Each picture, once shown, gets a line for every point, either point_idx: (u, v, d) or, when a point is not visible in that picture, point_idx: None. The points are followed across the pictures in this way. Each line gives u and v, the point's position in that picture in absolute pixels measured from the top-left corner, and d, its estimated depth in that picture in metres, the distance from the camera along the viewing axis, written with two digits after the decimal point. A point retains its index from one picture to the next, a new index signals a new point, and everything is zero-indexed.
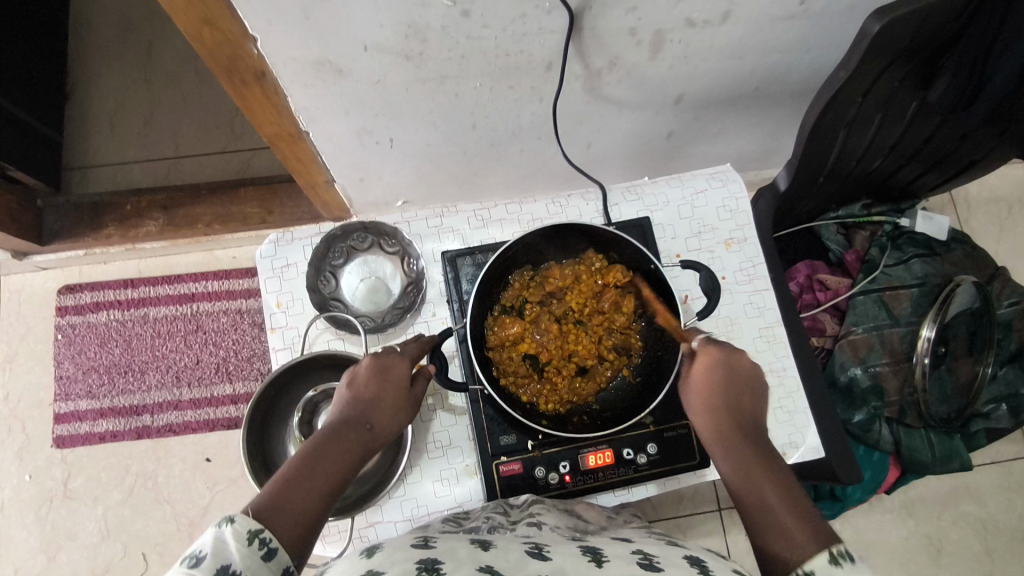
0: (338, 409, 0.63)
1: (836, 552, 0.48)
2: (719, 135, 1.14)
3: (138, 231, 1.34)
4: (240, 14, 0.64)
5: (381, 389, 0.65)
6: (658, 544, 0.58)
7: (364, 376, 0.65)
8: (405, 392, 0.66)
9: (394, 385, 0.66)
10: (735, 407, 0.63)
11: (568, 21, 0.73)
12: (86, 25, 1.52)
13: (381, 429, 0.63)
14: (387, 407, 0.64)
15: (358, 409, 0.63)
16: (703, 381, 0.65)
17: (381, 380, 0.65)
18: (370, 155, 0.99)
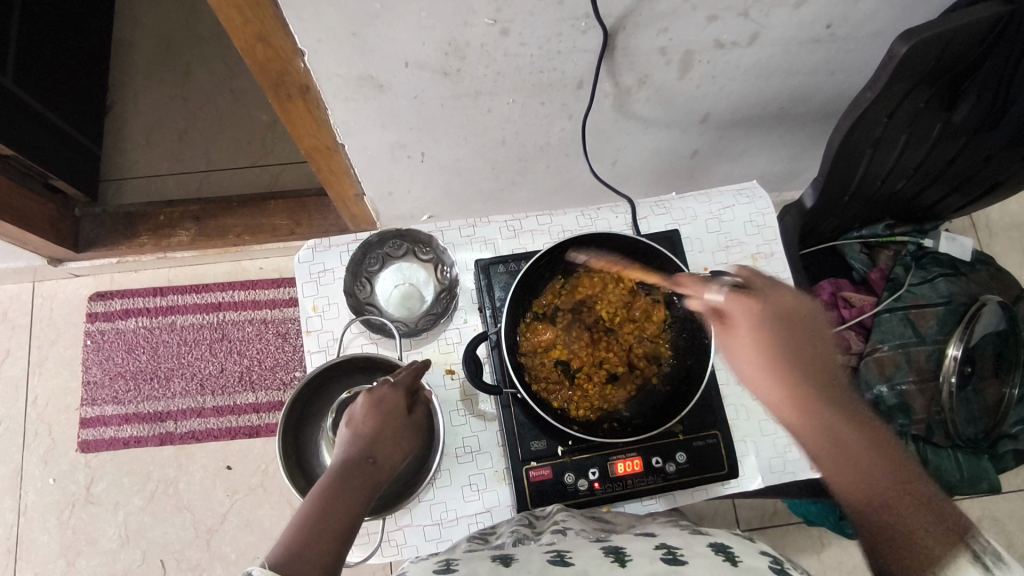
0: (340, 450, 0.62)
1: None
2: (742, 155, 1.16)
3: (169, 240, 1.37)
4: (291, 30, 0.68)
5: (380, 423, 0.64)
6: (682, 535, 0.60)
7: (360, 414, 0.64)
8: (404, 422, 0.66)
9: (392, 417, 0.65)
10: (801, 362, 0.66)
11: (602, 41, 0.76)
12: (126, 44, 1.58)
13: (386, 462, 0.62)
14: (388, 440, 0.63)
15: (359, 446, 0.62)
16: (760, 337, 0.66)
17: (379, 415, 0.64)
18: (402, 170, 1.02)
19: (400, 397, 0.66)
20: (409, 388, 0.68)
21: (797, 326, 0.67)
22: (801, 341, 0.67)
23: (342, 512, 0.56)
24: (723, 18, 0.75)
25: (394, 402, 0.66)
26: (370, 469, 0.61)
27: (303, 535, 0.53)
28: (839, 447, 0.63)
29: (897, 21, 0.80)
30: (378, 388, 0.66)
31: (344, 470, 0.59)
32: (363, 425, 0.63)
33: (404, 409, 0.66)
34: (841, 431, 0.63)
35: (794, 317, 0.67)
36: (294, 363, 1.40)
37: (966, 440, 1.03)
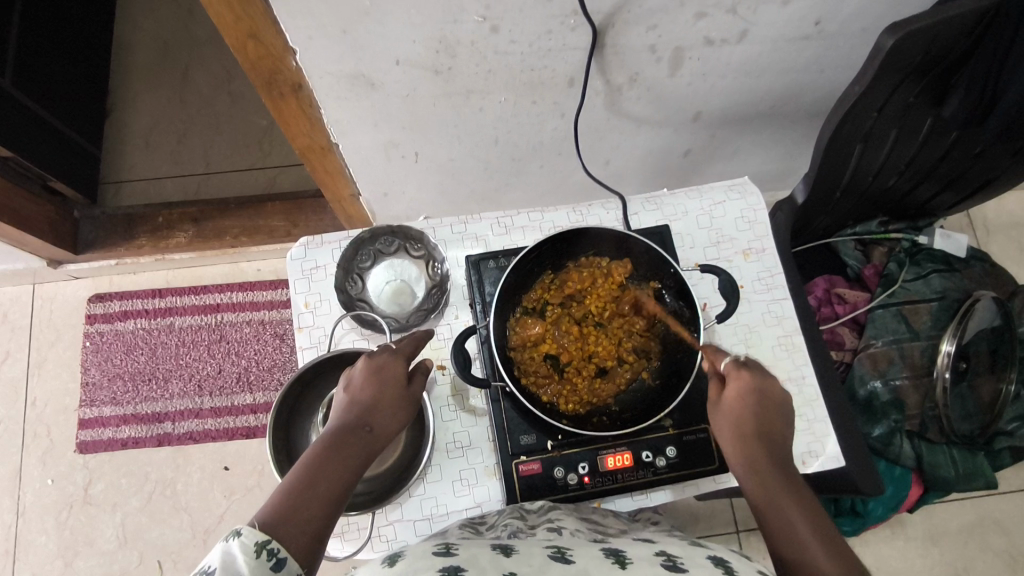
0: (337, 415, 0.63)
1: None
2: (735, 154, 1.16)
3: (168, 242, 1.39)
4: (282, 29, 0.68)
5: (378, 391, 0.64)
6: (682, 544, 0.58)
7: (359, 380, 0.64)
8: (404, 391, 0.65)
9: (392, 385, 0.65)
10: (765, 432, 0.64)
11: (591, 38, 0.76)
12: (126, 50, 1.60)
13: (382, 431, 0.63)
14: (385, 409, 0.63)
15: (356, 413, 0.62)
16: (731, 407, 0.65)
17: (378, 382, 0.64)
18: (395, 169, 1.02)
19: (400, 367, 0.66)
20: (409, 358, 0.68)
21: (770, 399, 0.65)
22: (778, 416, 0.65)
23: (333, 477, 0.56)
24: (711, 15, 0.76)
25: (395, 371, 0.66)
26: (367, 437, 0.61)
27: (293, 498, 0.54)
28: (779, 505, 0.59)
29: (886, 17, 0.81)
30: (378, 355, 0.66)
31: (339, 436, 0.60)
32: (361, 392, 0.63)
33: (404, 377, 0.66)
34: (785, 491, 0.60)
35: (776, 393, 0.65)
36: (291, 364, 1.40)
37: (961, 436, 1.03)
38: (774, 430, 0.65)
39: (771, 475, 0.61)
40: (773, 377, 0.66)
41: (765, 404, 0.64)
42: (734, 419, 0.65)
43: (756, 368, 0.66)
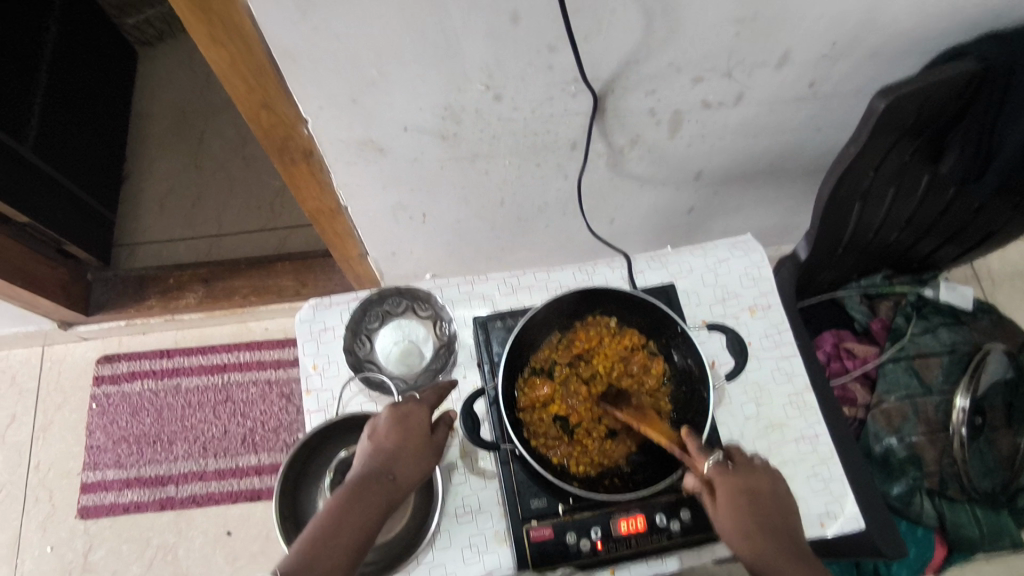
0: (361, 461, 0.61)
1: None
2: (737, 211, 1.18)
3: (178, 302, 1.43)
4: (296, 100, 0.72)
5: (403, 439, 0.62)
6: None
7: (384, 427, 0.63)
8: (427, 439, 0.64)
9: (416, 433, 0.64)
10: (776, 535, 0.59)
11: (593, 103, 0.79)
12: (144, 117, 1.66)
13: (406, 479, 0.61)
14: (409, 457, 0.62)
15: (379, 460, 0.61)
16: (738, 507, 0.60)
17: (403, 429, 0.63)
18: (404, 231, 1.05)
19: (425, 415, 0.65)
20: (434, 407, 0.67)
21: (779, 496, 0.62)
22: (778, 514, 0.61)
23: (355, 528, 0.55)
24: (707, 80, 0.79)
25: (419, 418, 0.65)
26: (390, 485, 0.59)
27: (317, 547, 0.53)
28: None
29: (876, 80, 0.84)
30: (404, 404, 0.66)
31: (362, 484, 0.58)
32: (386, 439, 0.62)
33: (428, 426, 0.65)
34: None
35: (765, 487, 0.62)
36: (297, 424, 1.39)
37: (981, 493, 1.00)
38: (773, 524, 0.60)
39: None
40: (755, 465, 0.64)
41: (757, 496, 0.61)
42: (734, 518, 0.60)
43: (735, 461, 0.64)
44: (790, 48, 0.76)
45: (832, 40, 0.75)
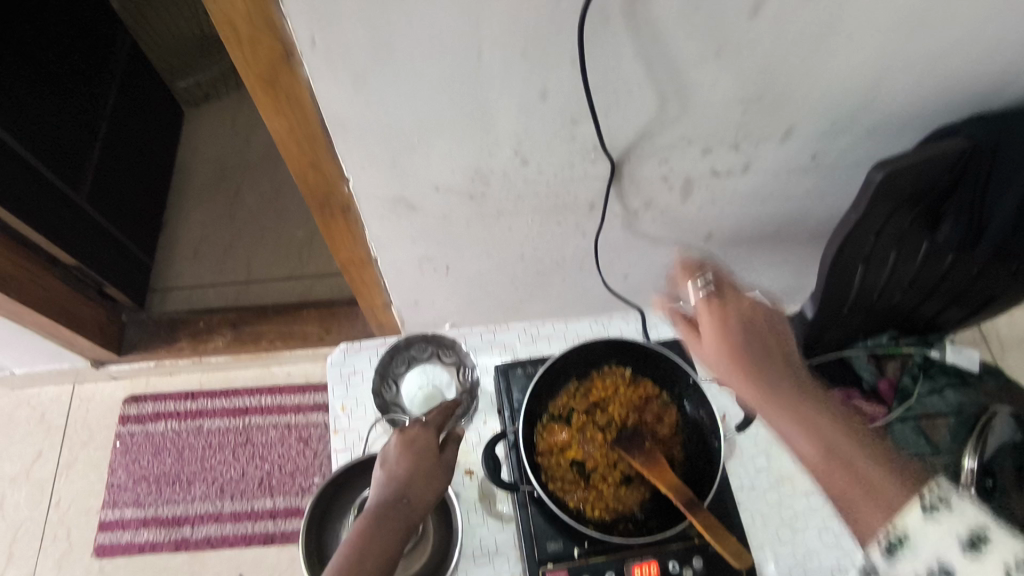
0: (376, 490, 0.64)
1: (929, 501, 0.53)
2: (747, 271, 1.23)
3: (207, 345, 1.49)
4: (341, 161, 0.79)
5: (414, 463, 0.66)
6: None
7: (394, 455, 0.67)
8: (438, 461, 0.67)
9: (426, 455, 0.67)
10: (761, 354, 0.71)
11: (611, 170, 0.86)
12: (185, 170, 1.77)
13: (420, 501, 0.64)
14: (422, 480, 0.65)
15: (394, 486, 0.64)
16: (727, 334, 0.72)
17: (413, 454, 0.66)
18: (428, 282, 1.10)
19: (432, 438, 0.69)
20: (439, 429, 0.71)
21: (762, 327, 0.73)
22: (772, 338, 0.72)
23: (377, 554, 0.58)
24: (716, 151, 0.86)
25: (426, 441, 0.68)
26: (406, 508, 0.63)
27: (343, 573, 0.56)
28: (834, 435, 0.62)
29: (874, 154, 0.90)
30: (410, 429, 0.69)
31: (381, 511, 0.61)
32: (398, 465, 0.65)
33: (436, 446, 0.68)
34: (804, 408, 0.65)
35: (753, 311, 0.74)
36: (314, 468, 1.42)
37: None
38: (764, 347, 0.71)
39: (785, 393, 0.67)
40: (744, 296, 0.75)
41: (745, 322, 0.73)
42: (722, 340, 0.72)
43: (728, 296, 0.75)
44: (792, 124, 0.82)
45: (830, 117, 0.82)
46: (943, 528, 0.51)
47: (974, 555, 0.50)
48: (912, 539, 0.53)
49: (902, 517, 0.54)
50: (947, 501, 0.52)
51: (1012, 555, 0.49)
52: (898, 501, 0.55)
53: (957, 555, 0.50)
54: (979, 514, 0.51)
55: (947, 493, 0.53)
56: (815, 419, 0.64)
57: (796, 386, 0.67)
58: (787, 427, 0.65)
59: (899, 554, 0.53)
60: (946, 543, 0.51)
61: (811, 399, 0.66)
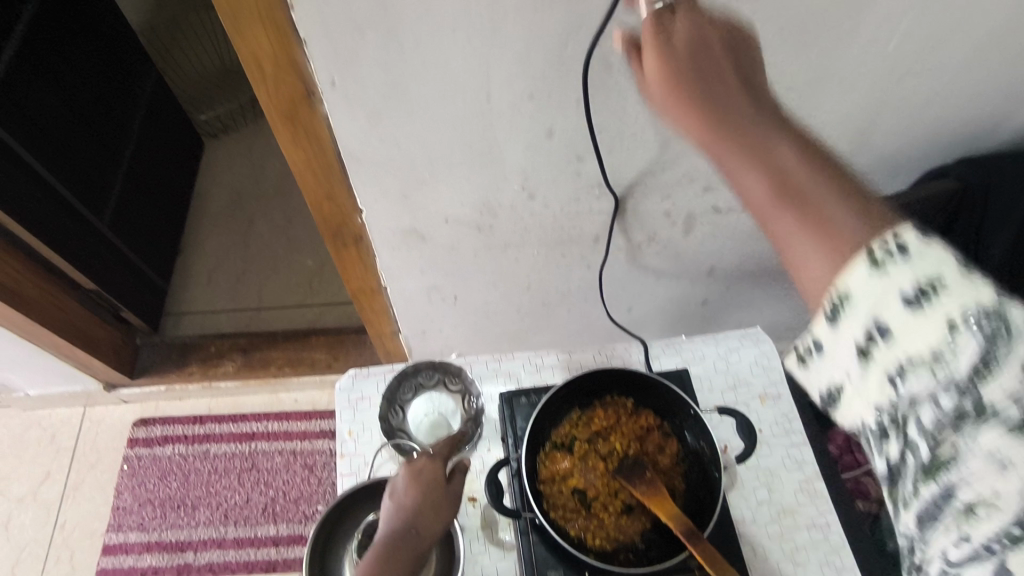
0: (385, 523, 0.65)
1: (877, 252, 0.41)
2: (750, 305, 1.25)
3: (217, 370, 1.52)
4: (355, 193, 0.82)
5: (421, 494, 0.67)
6: None
7: (402, 486, 0.67)
8: (444, 491, 0.68)
9: (433, 486, 0.68)
10: (716, 90, 0.51)
11: (614, 205, 0.89)
12: (202, 199, 1.82)
13: (428, 532, 0.65)
14: (429, 511, 0.66)
15: (402, 518, 0.65)
16: (674, 66, 0.51)
17: (420, 485, 0.67)
18: (436, 311, 1.13)
19: (438, 468, 0.69)
20: (447, 459, 0.72)
21: (718, 48, 0.52)
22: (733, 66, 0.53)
23: None
24: (716, 188, 0.89)
25: (433, 472, 0.69)
26: (414, 541, 0.64)
27: None
28: (801, 172, 0.47)
29: None
30: (417, 460, 0.70)
31: (389, 546, 0.62)
32: (406, 497, 0.66)
33: (442, 476, 0.69)
34: (774, 159, 0.48)
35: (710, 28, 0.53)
36: (318, 496, 1.43)
37: None
38: (722, 79, 0.52)
39: (748, 143, 0.49)
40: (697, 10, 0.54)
41: (699, 44, 0.52)
42: (666, 78, 0.52)
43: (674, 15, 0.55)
44: None
45: None
46: (890, 276, 0.40)
47: (918, 308, 0.40)
48: (857, 297, 0.42)
49: (852, 266, 0.42)
50: (906, 246, 0.40)
51: (963, 302, 0.38)
52: (859, 238, 0.43)
53: (895, 309, 0.40)
54: (947, 252, 0.39)
55: (907, 239, 0.40)
56: (782, 161, 0.48)
57: (767, 134, 0.50)
58: (750, 182, 0.49)
59: (845, 312, 0.43)
60: (889, 302, 0.41)
61: (775, 137, 0.50)
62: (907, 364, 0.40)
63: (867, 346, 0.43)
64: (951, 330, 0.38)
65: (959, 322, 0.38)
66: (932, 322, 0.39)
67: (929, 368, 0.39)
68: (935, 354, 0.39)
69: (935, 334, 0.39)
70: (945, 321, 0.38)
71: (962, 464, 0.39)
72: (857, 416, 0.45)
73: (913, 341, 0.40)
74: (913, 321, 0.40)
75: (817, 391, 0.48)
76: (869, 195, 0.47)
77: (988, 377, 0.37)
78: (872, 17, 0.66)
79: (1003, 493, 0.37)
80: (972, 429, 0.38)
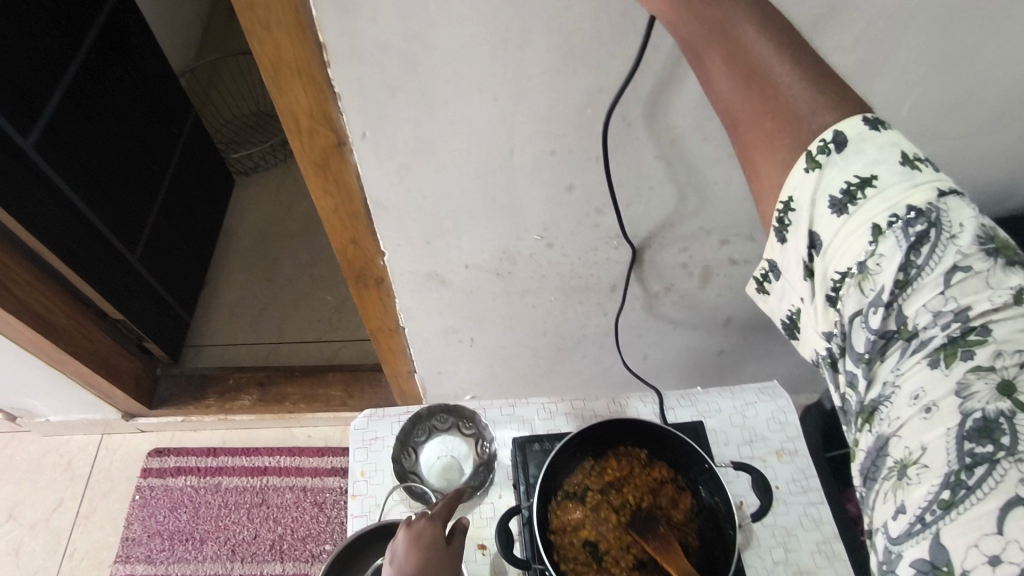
0: None
1: (816, 151, 0.48)
2: (767, 357, 1.24)
3: (233, 404, 1.52)
4: (379, 238, 0.85)
5: (424, 559, 0.62)
6: None
7: (403, 551, 0.63)
8: (447, 554, 0.64)
9: (435, 549, 0.64)
10: None
11: (632, 255, 0.90)
12: (229, 234, 1.87)
13: None
14: None
15: None
16: None
17: (421, 549, 0.63)
18: (452, 353, 1.14)
19: (439, 530, 0.65)
20: (447, 519, 0.68)
21: None
22: None
23: None
24: (733, 241, 0.90)
25: (434, 534, 0.65)
26: None
27: None
28: (755, 45, 0.48)
29: None
30: (416, 521, 0.66)
31: None
32: (407, 563, 0.62)
33: (444, 538, 0.65)
34: (737, 34, 0.48)
35: None
36: (326, 534, 1.41)
37: None
38: None
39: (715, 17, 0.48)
40: None
41: None
42: None
43: None
44: None
45: None
46: (827, 176, 0.48)
47: (845, 213, 0.48)
48: (798, 203, 0.50)
49: (793, 167, 0.49)
50: (842, 142, 0.47)
51: (884, 206, 0.46)
52: (809, 134, 0.48)
53: (831, 217, 0.49)
54: (877, 145, 0.47)
55: (839, 140, 0.47)
56: (745, 46, 0.48)
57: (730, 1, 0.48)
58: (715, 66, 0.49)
59: (790, 228, 0.51)
60: (822, 212, 0.49)
61: (741, 13, 0.48)
62: (841, 276, 0.49)
63: (811, 261, 0.51)
64: (876, 236, 0.47)
65: (882, 228, 0.46)
66: (860, 227, 0.47)
67: (859, 283, 0.48)
68: (864, 260, 0.47)
69: (862, 242, 0.47)
70: (871, 226, 0.47)
71: (892, 376, 0.47)
72: (813, 339, 0.55)
73: (845, 254, 0.48)
74: (845, 229, 0.48)
75: (782, 308, 0.58)
76: (823, 70, 0.48)
77: (908, 288, 0.46)
78: (884, 85, 0.69)
79: (930, 446, 0.43)
80: (900, 344, 0.47)
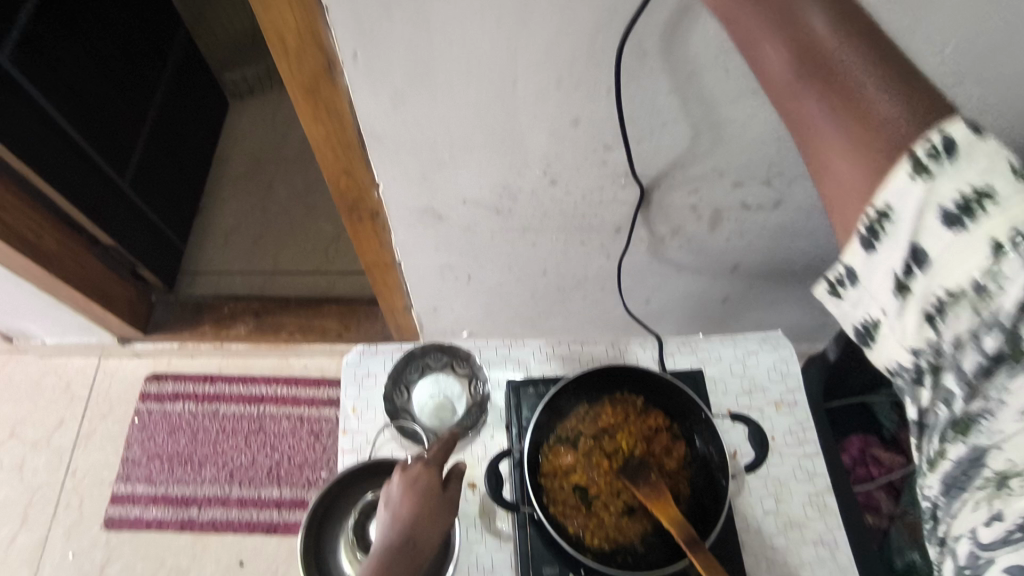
0: (381, 533, 0.61)
1: (920, 156, 0.42)
2: (772, 305, 1.21)
3: (229, 331, 1.53)
4: (373, 169, 0.80)
5: (419, 504, 0.62)
6: None
7: (398, 495, 0.63)
8: (442, 499, 0.64)
9: (430, 494, 0.64)
10: None
11: (639, 197, 0.85)
12: (223, 159, 1.81)
13: (426, 545, 0.61)
14: (428, 519, 0.62)
15: (399, 529, 0.61)
16: None
17: (417, 494, 0.63)
18: (449, 290, 1.11)
19: (435, 476, 0.65)
20: (444, 464, 0.67)
21: None
22: None
23: None
24: (747, 185, 0.85)
25: (429, 480, 0.64)
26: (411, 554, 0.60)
27: None
28: (820, 29, 0.45)
29: None
30: (412, 466, 0.65)
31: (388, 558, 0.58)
32: (403, 506, 0.62)
33: (440, 483, 0.65)
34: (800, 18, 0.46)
35: None
36: (322, 462, 1.43)
37: None
38: None
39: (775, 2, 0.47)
40: None
41: None
42: None
43: None
44: None
45: None
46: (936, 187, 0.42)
47: (961, 226, 0.42)
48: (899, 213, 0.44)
49: (893, 173, 0.43)
50: (952, 148, 0.41)
51: (1007, 220, 0.40)
52: (895, 128, 0.43)
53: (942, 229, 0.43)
54: (990, 149, 0.41)
55: (953, 143, 0.41)
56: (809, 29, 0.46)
57: None
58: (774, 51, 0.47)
59: (886, 238, 0.45)
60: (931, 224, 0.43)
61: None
62: (950, 296, 0.43)
63: (906, 277, 0.46)
64: (998, 253, 0.40)
65: (1006, 245, 0.40)
66: (976, 245, 0.41)
67: (972, 305, 0.42)
68: (981, 281, 0.41)
69: (979, 260, 0.41)
70: (992, 244, 0.41)
71: (998, 393, 0.45)
72: (890, 351, 0.49)
73: (957, 273, 0.42)
74: (959, 246, 0.42)
75: (853, 316, 0.52)
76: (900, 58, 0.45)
77: None
78: (927, 17, 0.62)
79: None
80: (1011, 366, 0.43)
